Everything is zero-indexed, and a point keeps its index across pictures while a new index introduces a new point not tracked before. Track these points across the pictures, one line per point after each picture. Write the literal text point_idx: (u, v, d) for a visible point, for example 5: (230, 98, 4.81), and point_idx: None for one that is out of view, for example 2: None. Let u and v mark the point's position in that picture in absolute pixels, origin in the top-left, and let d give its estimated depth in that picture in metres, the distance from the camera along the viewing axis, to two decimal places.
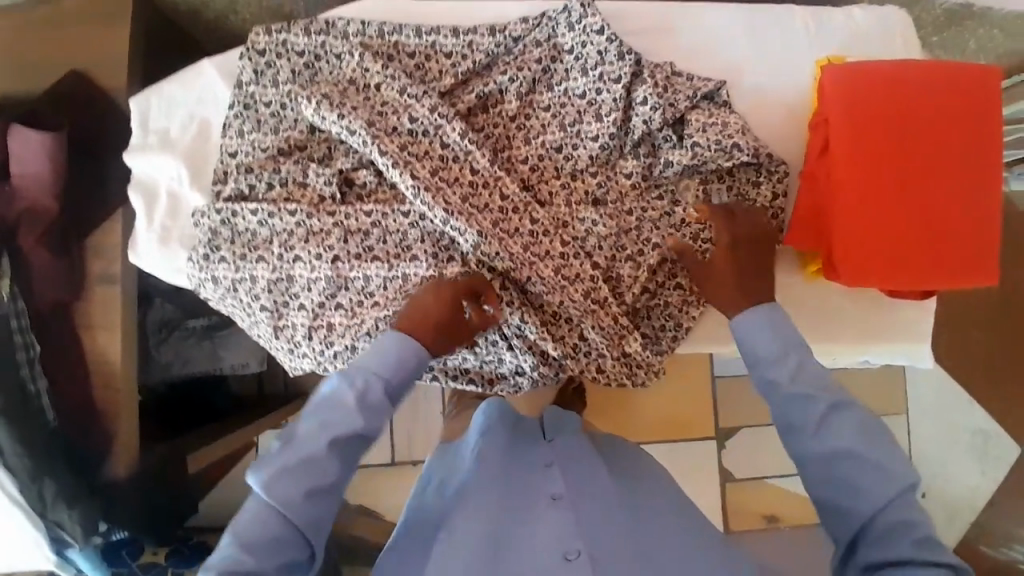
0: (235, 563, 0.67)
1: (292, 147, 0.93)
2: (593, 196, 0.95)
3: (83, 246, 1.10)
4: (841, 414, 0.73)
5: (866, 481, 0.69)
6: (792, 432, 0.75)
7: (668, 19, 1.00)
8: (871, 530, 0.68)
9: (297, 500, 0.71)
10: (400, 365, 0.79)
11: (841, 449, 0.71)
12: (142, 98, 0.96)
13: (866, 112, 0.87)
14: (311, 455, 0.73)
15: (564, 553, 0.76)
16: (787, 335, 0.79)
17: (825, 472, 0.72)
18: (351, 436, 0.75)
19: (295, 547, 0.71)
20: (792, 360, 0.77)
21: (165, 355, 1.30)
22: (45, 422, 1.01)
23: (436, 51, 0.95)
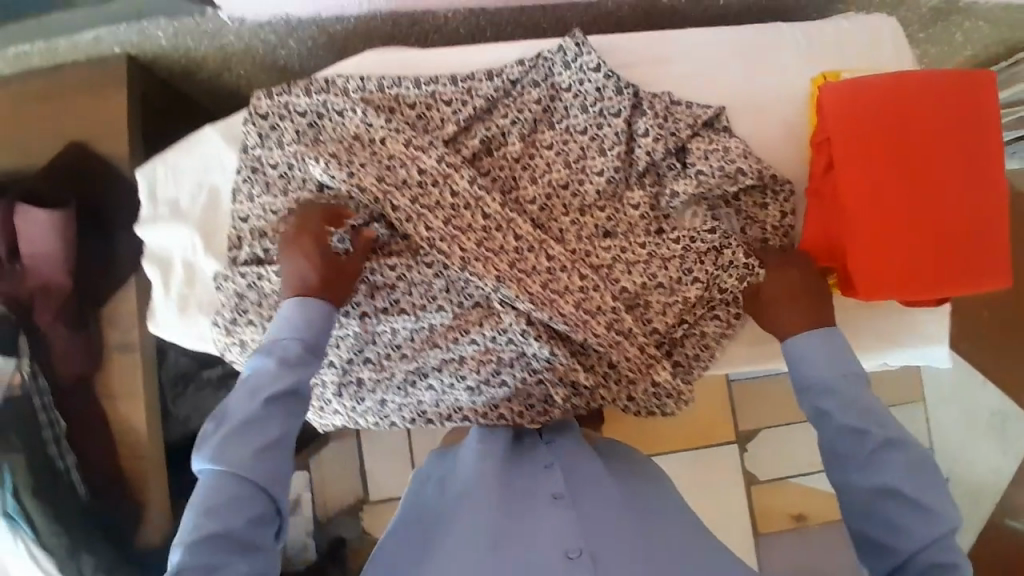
0: (199, 530, 0.67)
1: (302, 207, 0.93)
2: (603, 229, 0.96)
3: (99, 317, 1.09)
4: (894, 449, 0.75)
5: (909, 520, 0.72)
6: (842, 460, 0.77)
7: (662, 46, 1.00)
8: (910, 566, 0.71)
9: (247, 459, 0.71)
10: (310, 322, 0.81)
11: (891, 485, 0.73)
12: (149, 170, 0.96)
13: (868, 126, 0.88)
14: (249, 418, 0.73)
15: (567, 552, 0.75)
16: (840, 362, 0.81)
17: (872, 505, 0.74)
18: (282, 393, 0.76)
19: (257, 505, 0.71)
20: (844, 389, 0.79)
21: (183, 410, 1.24)
22: (79, 498, 1.05)
23: (436, 100, 0.96)
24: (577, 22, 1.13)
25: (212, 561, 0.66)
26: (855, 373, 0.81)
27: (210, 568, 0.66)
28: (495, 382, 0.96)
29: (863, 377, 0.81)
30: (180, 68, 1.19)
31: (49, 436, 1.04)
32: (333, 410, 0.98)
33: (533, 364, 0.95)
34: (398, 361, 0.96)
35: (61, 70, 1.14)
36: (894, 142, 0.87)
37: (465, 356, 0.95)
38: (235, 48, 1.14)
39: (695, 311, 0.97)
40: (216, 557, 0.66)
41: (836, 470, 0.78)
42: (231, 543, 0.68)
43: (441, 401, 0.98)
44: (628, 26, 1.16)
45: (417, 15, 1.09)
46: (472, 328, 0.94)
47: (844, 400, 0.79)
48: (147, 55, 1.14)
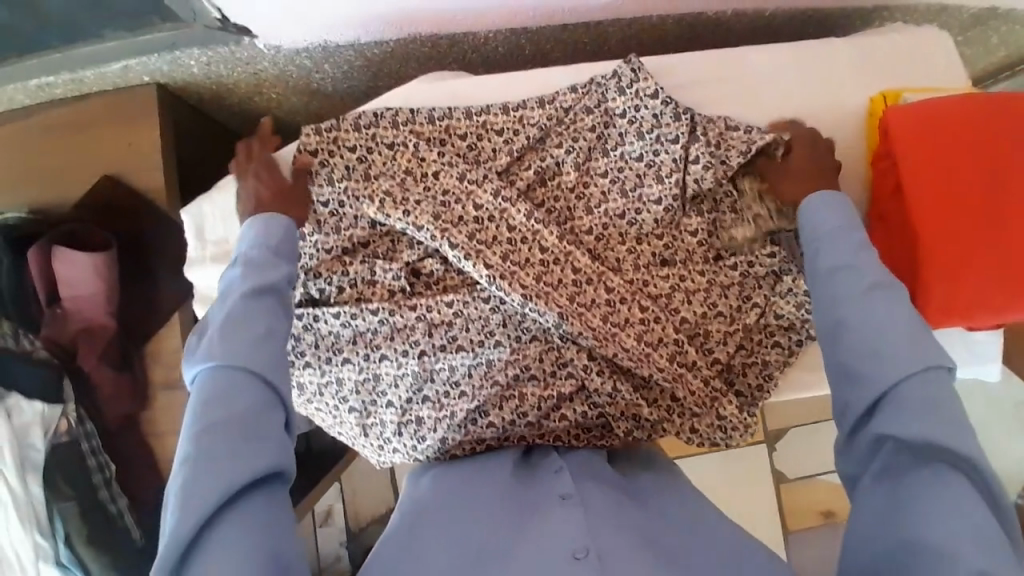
0: (205, 429, 0.66)
1: (355, 245, 0.95)
2: (660, 257, 0.96)
3: (142, 354, 1.07)
4: (885, 291, 0.74)
5: (896, 353, 0.69)
6: (832, 299, 0.76)
7: (713, 67, 0.99)
8: (890, 401, 0.68)
9: (238, 350, 0.71)
10: (275, 232, 0.84)
11: (875, 318, 0.72)
12: (196, 210, 0.94)
13: (933, 152, 0.89)
14: (235, 317, 0.74)
15: (573, 553, 0.71)
16: (843, 214, 0.82)
17: (860, 340, 0.71)
18: (259, 290, 0.77)
19: (256, 390, 0.70)
20: (837, 240, 0.80)
21: None
22: (134, 542, 1.03)
23: (487, 130, 0.96)
24: (620, 38, 1.10)
25: (223, 448, 0.65)
26: (852, 228, 0.81)
27: (218, 458, 0.64)
28: (555, 416, 0.94)
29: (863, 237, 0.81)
30: (210, 92, 1.15)
31: (100, 480, 1.01)
32: (393, 449, 0.97)
33: (595, 399, 0.94)
34: (457, 399, 0.94)
35: (88, 98, 1.10)
36: (947, 168, 0.88)
37: (524, 394, 0.94)
38: (269, 73, 1.11)
39: (756, 339, 0.97)
40: (223, 445, 0.65)
41: (821, 310, 0.77)
42: (237, 429, 0.66)
43: (502, 434, 0.94)
44: (670, 40, 1.14)
45: (457, 35, 1.06)
46: (533, 364, 0.94)
47: (841, 244, 0.79)
48: (178, 83, 1.11)
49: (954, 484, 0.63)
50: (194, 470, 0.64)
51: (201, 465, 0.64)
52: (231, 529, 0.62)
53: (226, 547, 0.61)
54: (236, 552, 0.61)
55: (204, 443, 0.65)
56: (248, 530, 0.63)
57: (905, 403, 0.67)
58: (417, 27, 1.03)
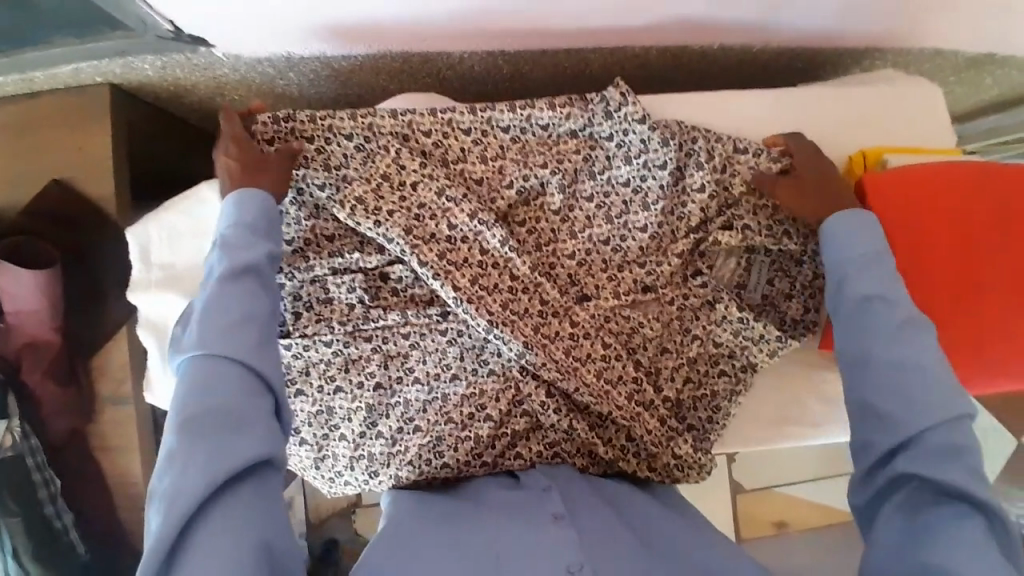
0: (186, 423, 0.63)
1: (317, 236, 0.91)
2: (642, 284, 0.93)
3: (89, 367, 1.04)
4: (917, 331, 0.73)
5: (924, 399, 0.68)
6: (862, 332, 0.74)
7: (699, 105, 0.95)
8: (917, 447, 0.67)
9: (215, 339, 0.68)
10: (252, 204, 0.78)
11: (908, 360, 0.71)
12: (141, 230, 0.90)
13: (908, 218, 0.87)
14: (213, 303, 0.70)
15: (567, 566, 0.74)
16: (874, 240, 0.79)
17: (884, 382, 0.71)
18: (241, 267, 0.73)
19: (236, 378, 0.67)
20: (871, 269, 0.78)
21: None
22: (78, 557, 1.02)
23: (453, 128, 0.92)
24: (600, 62, 1.05)
25: (205, 441, 0.62)
26: (883, 255, 0.79)
27: (202, 453, 0.62)
28: (510, 455, 0.93)
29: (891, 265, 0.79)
30: (169, 93, 1.09)
31: (45, 495, 1.00)
32: (345, 481, 0.96)
33: (550, 437, 0.93)
34: (411, 434, 0.92)
35: (38, 96, 1.04)
36: (927, 228, 0.87)
37: (479, 435, 0.92)
38: (230, 78, 1.06)
39: (702, 370, 0.94)
40: (204, 437, 0.63)
41: (849, 343, 0.75)
42: (218, 421, 0.64)
43: (452, 460, 0.92)
44: (653, 69, 1.09)
45: (430, 53, 1.01)
46: (489, 403, 0.92)
47: (875, 273, 0.77)
48: (134, 83, 1.05)
49: (971, 527, 0.61)
50: (177, 464, 0.62)
51: (185, 459, 0.62)
52: (220, 526, 0.60)
53: (215, 542, 0.59)
54: (224, 549, 0.59)
55: (186, 434, 0.63)
56: (236, 523, 0.61)
57: (930, 446, 0.67)
58: (386, 44, 0.98)
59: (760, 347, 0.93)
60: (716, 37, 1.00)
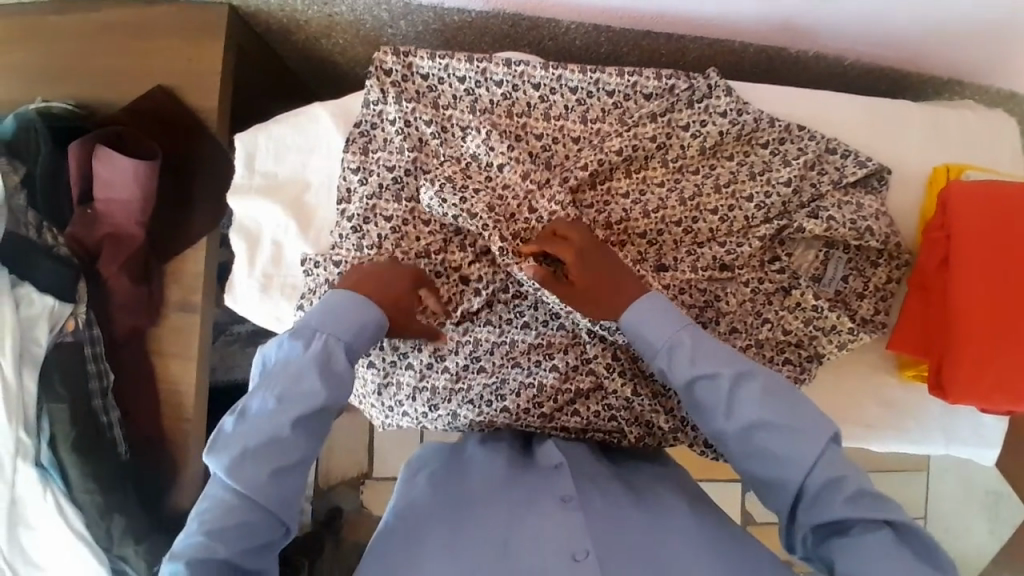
0: (206, 549, 0.67)
1: (417, 167, 0.91)
2: (720, 261, 0.94)
3: (162, 270, 1.05)
4: (745, 384, 0.75)
5: (785, 451, 0.72)
6: (706, 412, 0.77)
7: (795, 107, 0.97)
8: (809, 488, 0.71)
9: (264, 483, 0.71)
10: (354, 328, 0.78)
11: (756, 421, 0.73)
12: (250, 138, 0.92)
13: (988, 230, 0.88)
14: (276, 437, 0.72)
15: (573, 554, 0.74)
16: (675, 322, 0.80)
17: (750, 444, 0.74)
18: (312, 409, 0.74)
19: (265, 528, 0.71)
20: (683, 344, 0.79)
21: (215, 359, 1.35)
22: (118, 456, 1.01)
23: (561, 86, 0.94)
24: (696, 55, 1.10)
25: None
26: (685, 327, 0.80)
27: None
28: (568, 411, 0.94)
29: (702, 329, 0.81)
30: (281, 26, 1.12)
31: (96, 388, 1.00)
32: (402, 413, 0.95)
33: (609, 400, 0.94)
34: (475, 374, 0.93)
35: (156, 6, 1.08)
36: (1001, 242, 0.88)
37: (544, 383, 0.93)
38: (344, 18, 1.09)
39: (768, 356, 0.94)
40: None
41: (705, 422, 0.77)
42: (234, 567, 0.68)
43: (518, 402, 0.93)
44: (746, 67, 1.13)
45: (539, 20, 1.05)
46: (556, 353, 0.94)
47: (688, 351, 0.78)
48: (251, 9, 1.08)
49: (878, 539, 0.67)
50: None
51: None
52: None
53: None
54: None
55: (201, 563, 0.67)
56: None
57: (820, 491, 0.70)
58: (504, 3, 1.01)
59: (830, 338, 0.93)
60: (814, 45, 1.05)
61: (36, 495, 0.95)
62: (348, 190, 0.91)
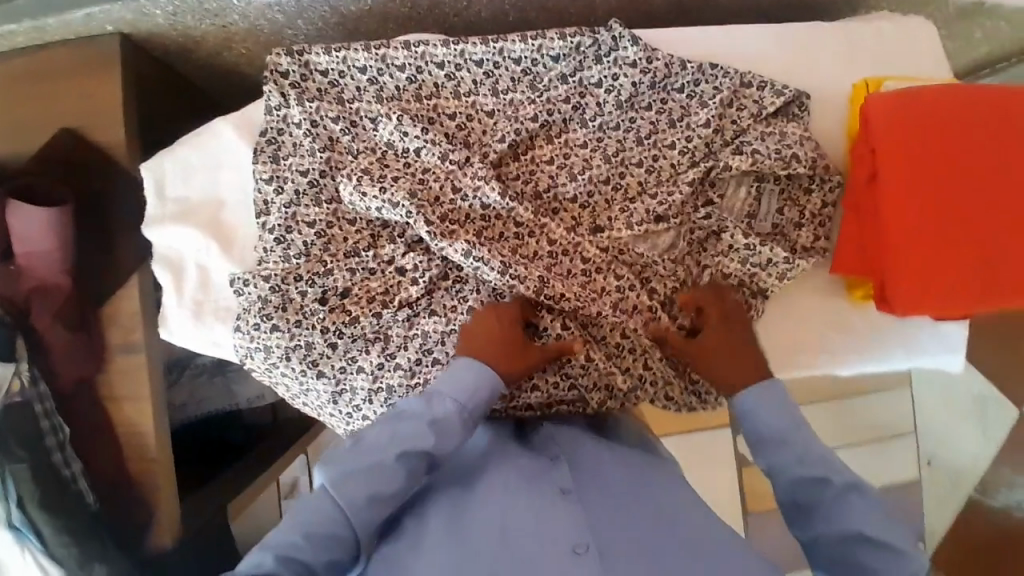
0: (293, 547, 0.70)
1: (333, 167, 0.88)
2: (655, 213, 0.92)
3: (98, 313, 1.03)
4: (851, 496, 0.77)
5: (877, 566, 0.74)
6: (802, 509, 0.80)
7: (697, 46, 0.96)
8: None
9: (360, 502, 0.74)
10: (469, 387, 0.80)
11: (856, 533, 0.75)
12: (156, 164, 0.89)
13: (915, 137, 0.86)
14: (382, 465, 0.76)
15: (574, 547, 0.73)
16: (788, 413, 0.83)
17: (843, 550, 0.76)
18: (421, 454, 0.77)
19: (346, 546, 0.73)
20: (794, 443, 0.82)
21: (178, 397, 1.31)
22: (88, 506, 0.99)
23: (466, 61, 0.91)
24: (605, 9, 1.08)
25: None
26: (804, 427, 0.83)
27: None
28: (527, 387, 0.92)
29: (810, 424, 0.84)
30: (177, 45, 1.10)
31: (53, 443, 0.97)
32: (363, 417, 0.91)
33: (568, 368, 0.92)
34: (431, 367, 0.88)
35: (48, 48, 1.05)
36: (930, 148, 0.85)
37: None
38: (239, 27, 1.06)
39: None
40: None
41: (797, 525, 0.80)
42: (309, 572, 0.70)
43: None
44: (658, 15, 1.11)
45: None
46: None
47: (795, 451, 0.81)
48: (144, 34, 1.06)
49: None
50: None
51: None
52: None
53: None
54: None
55: (285, 563, 0.69)
56: None
57: None
58: None
59: (769, 272, 0.92)
60: None
61: (13, 556, 0.93)
62: (265, 202, 0.88)
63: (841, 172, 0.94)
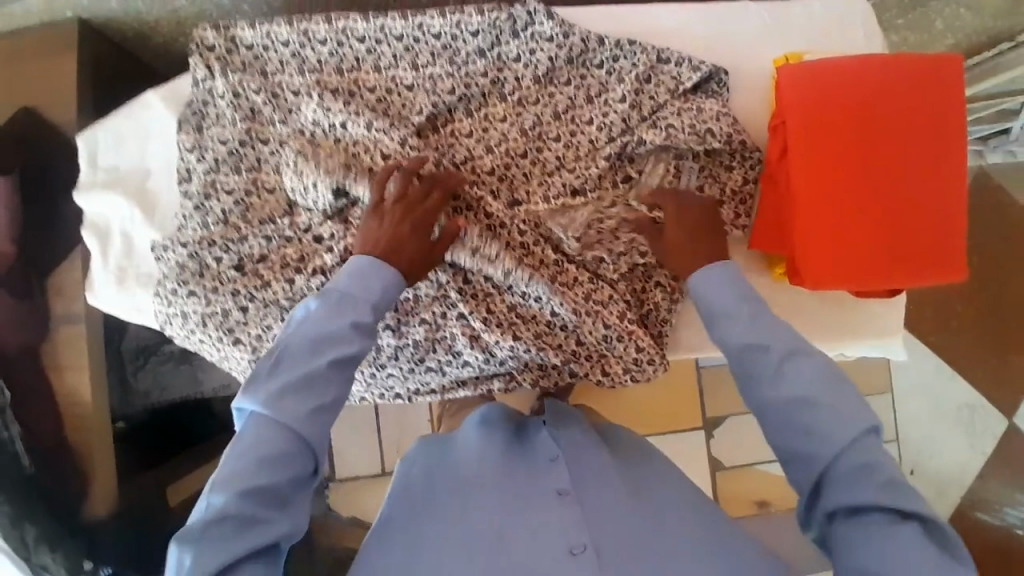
0: (247, 480, 0.62)
1: (252, 138, 0.91)
2: (571, 188, 0.92)
3: (46, 286, 1.07)
4: (796, 360, 0.67)
5: (824, 423, 0.63)
6: (749, 378, 0.68)
7: (619, 22, 0.96)
8: (840, 469, 0.62)
9: (306, 418, 0.67)
10: (380, 287, 0.75)
11: (802, 395, 0.65)
12: (88, 135, 0.93)
13: (827, 108, 0.86)
14: (315, 377, 0.69)
15: (570, 547, 0.69)
16: (745, 291, 0.74)
17: (786, 412, 0.65)
18: (351, 358, 0.72)
19: (301, 458, 0.66)
20: (739, 315, 0.72)
21: (144, 382, 1.22)
22: (23, 469, 0.98)
23: (386, 36, 0.92)
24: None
25: (250, 510, 0.62)
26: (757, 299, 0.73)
27: (251, 520, 0.62)
28: (457, 363, 0.93)
29: (769, 306, 0.73)
30: (134, 32, 1.17)
31: None
32: None
33: (499, 353, 0.91)
34: None
35: (15, 34, 1.10)
36: (844, 118, 0.85)
37: (417, 340, 0.91)
38: (189, 12, 1.14)
39: (644, 288, 0.92)
40: (256, 510, 0.62)
41: (749, 394, 0.68)
42: (270, 494, 0.63)
43: (409, 385, 0.95)
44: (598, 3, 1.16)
45: None
46: (423, 308, 0.90)
47: (747, 319, 0.71)
48: (101, 19, 1.13)
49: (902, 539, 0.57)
50: (213, 523, 0.61)
51: (230, 518, 0.61)
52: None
53: None
54: None
55: (239, 493, 0.62)
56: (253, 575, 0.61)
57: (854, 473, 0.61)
58: None
59: None
60: None
61: None
62: (188, 171, 0.91)
63: (761, 150, 0.94)
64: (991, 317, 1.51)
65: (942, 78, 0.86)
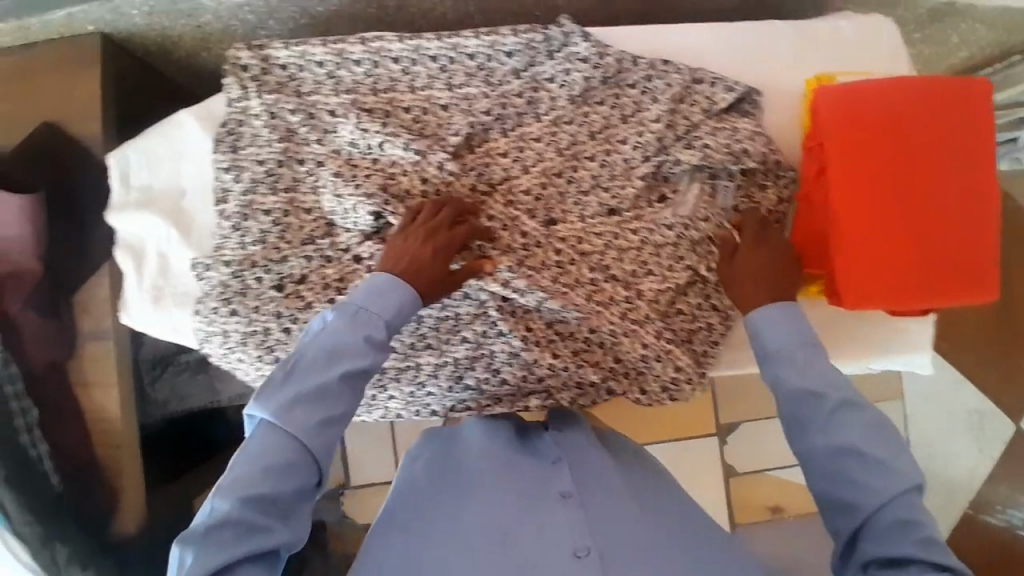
0: (251, 485, 0.63)
1: (289, 158, 0.91)
2: (608, 207, 0.93)
3: (72, 303, 1.06)
4: (849, 411, 0.69)
5: (871, 480, 0.66)
6: (798, 426, 0.71)
7: (650, 42, 0.97)
8: (881, 521, 0.65)
9: (314, 431, 0.67)
10: (395, 304, 0.74)
11: (850, 446, 0.67)
12: (121, 155, 0.92)
13: (864, 130, 0.87)
14: (324, 389, 0.69)
15: (574, 551, 0.68)
16: (803, 331, 0.75)
17: (833, 463, 0.68)
18: (361, 371, 0.72)
19: (304, 470, 0.67)
20: (789, 360, 0.74)
21: (160, 393, 1.16)
22: (52, 488, 0.97)
23: (421, 56, 0.92)
24: (568, 13, 1.12)
25: (253, 516, 0.62)
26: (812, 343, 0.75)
27: (252, 526, 0.62)
28: (496, 381, 0.93)
29: (821, 350, 0.75)
30: (156, 45, 1.16)
31: (22, 425, 0.94)
32: None
33: (539, 371, 0.92)
34: None
35: (36, 47, 1.08)
36: (880, 140, 0.87)
37: (456, 359, 0.92)
38: (214, 27, 1.13)
39: (694, 302, 0.93)
40: (259, 515, 0.63)
41: (796, 438, 0.71)
42: (272, 501, 0.64)
43: (447, 405, 0.95)
44: (624, 18, 1.16)
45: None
46: (464, 326, 0.91)
47: (799, 364, 0.73)
48: (124, 34, 1.13)
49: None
50: (219, 525, 0.61)
51: (231, 526, 0.61)
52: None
53: None
54: None
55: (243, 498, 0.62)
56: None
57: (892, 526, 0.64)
58: None
59: None
60: None
61: None
62: (224, 191, 0.91)
63: (795, 170, 0.95)
64: (1003, 322, 1.52)
65: (976, 103, 0.87)
